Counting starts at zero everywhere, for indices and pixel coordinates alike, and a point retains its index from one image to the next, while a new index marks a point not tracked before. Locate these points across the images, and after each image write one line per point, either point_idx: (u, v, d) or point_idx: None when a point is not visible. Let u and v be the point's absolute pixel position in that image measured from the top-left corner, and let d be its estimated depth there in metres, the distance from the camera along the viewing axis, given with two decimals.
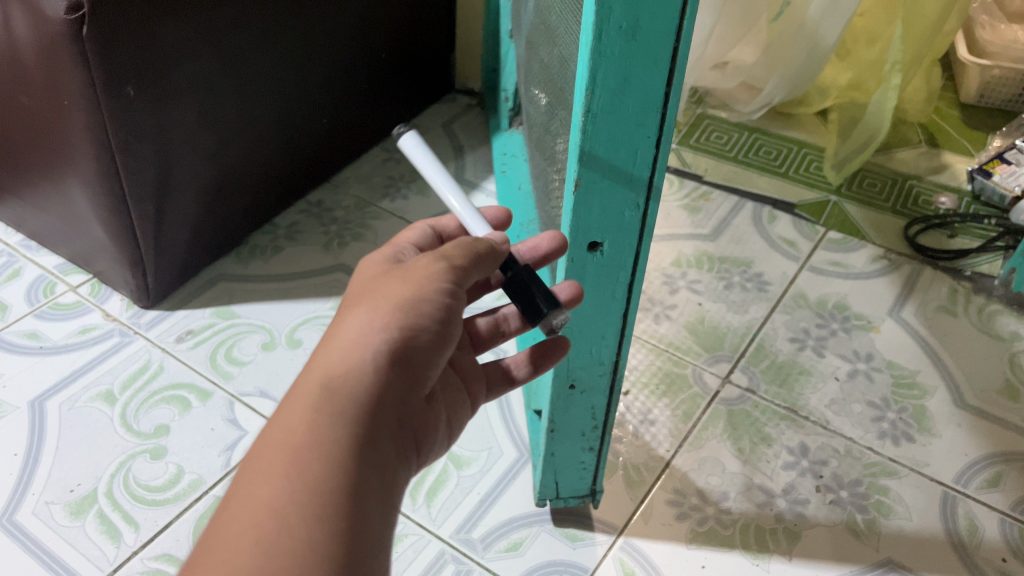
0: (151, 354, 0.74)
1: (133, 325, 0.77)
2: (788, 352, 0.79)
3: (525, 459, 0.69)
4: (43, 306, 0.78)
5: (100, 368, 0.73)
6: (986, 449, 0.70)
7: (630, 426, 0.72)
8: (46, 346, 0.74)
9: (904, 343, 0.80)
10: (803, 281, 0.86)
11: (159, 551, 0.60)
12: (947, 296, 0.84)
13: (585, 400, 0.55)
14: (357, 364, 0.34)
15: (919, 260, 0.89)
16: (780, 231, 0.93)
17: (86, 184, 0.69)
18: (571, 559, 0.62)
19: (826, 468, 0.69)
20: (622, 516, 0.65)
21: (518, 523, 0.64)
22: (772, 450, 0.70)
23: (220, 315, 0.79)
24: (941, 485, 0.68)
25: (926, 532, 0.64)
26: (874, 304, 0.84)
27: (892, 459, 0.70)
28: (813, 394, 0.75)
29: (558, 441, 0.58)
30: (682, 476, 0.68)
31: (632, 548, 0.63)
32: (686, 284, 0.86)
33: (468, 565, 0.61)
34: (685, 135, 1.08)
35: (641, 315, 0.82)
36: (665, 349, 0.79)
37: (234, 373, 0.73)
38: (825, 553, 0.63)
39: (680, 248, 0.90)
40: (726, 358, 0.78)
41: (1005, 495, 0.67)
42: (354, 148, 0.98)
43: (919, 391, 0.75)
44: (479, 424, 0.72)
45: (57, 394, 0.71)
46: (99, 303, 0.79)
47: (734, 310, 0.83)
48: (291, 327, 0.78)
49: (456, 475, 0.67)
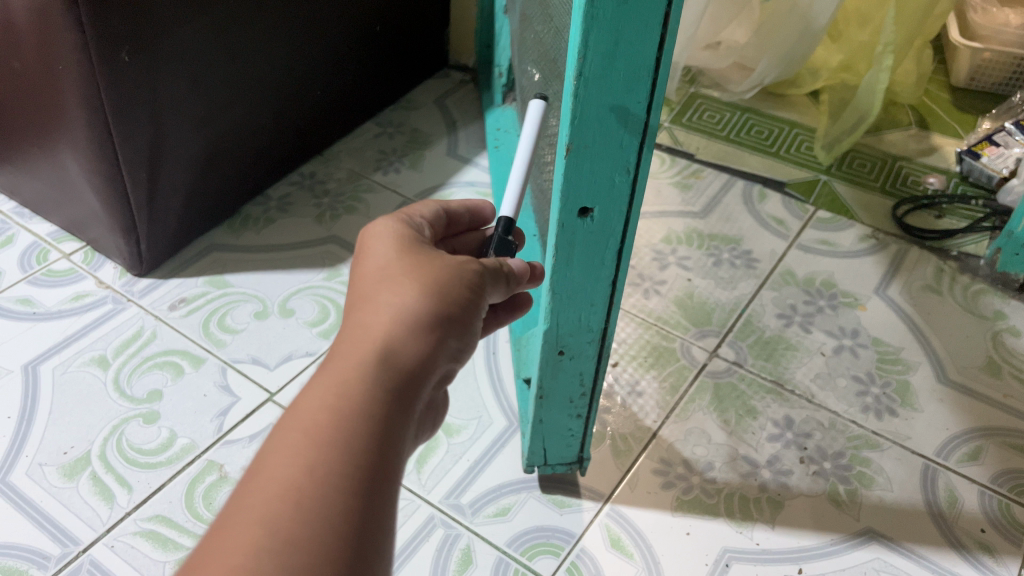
0: (144, 321, 0.75)
1: (126, 293, 0.78)
2: (775, 327, 0.80)
3: (513, 428, 0.70)
4: (36, 272, 0.79)
5: (95, 334, 0.73)
6: (967, 423, 0.72)
7: (618, 398, 0.73)
8: (39, 312, 0.75)
9: (889, 320, 0.81)
10: (792, 259, 0.87)
11: (152, 512, 0.61)
12: (933, 275, 0.85)
13: (573, 367, 0.56)
14: (392, 351, 0.32)
15: (906, 240, 0.90)
16: (770, 209, 0.93)
17: (79, 151, 0.69)
18: (558, 525, 0.63)
19: (810, 441, 0.70)
20: (608, 484, 0.66)
21: (505, 489, 0.65)
22: (757, 422, 0.71)
23: (212, 284, 0.79)
24: (922, 458, 0.69)
25: (907, 502, 0.66)
26: (860, 282, 0.85)
27: (875, 432, 0.71)
28: (799, 368, 0.76)
29: (547, 407, 0.59)
30: (668, 446, 0.69)
31: (618, 515, 0.64)
32: (675, 260, 0.87)
33: (457, 530, 0.62)
34: (677, 114, 1.09)
35: (631, 290, 0.83)
36: (654, 323, 0.80)
37: (227, 341, 0.74)
38: (808, 522, 0.64)
39: (671, 224, 0.91)
40: (714, 333, 0.79)
41: (984, 468, 0.68)
42: (348, 121, 0.99)
43: (902, 367, 0.76)
44: (469, 394, 0.72)
45: (50, 359, 0.71)
46: (92, 271, 0.79)
47: (723, 286, 0.84)
48: (283, 296, 0.79)
49: (446, 443, 0.68)
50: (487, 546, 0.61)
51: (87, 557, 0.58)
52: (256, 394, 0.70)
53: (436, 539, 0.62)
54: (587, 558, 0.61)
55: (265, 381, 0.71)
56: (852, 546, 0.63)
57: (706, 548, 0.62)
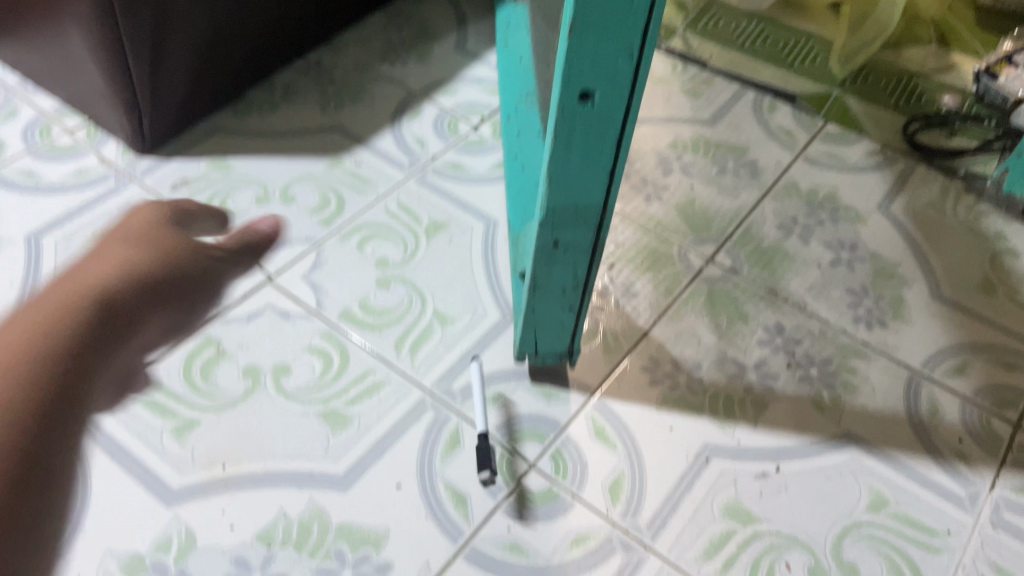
0: (146, 201, 0.75)
1: (128, 171, 0.78)
2: (774, 237, 0.80)
3: (506, 322, 0.70)
4: (39, 147, 0.79)
5: (98, 210, 0.74)
6: (955, 338, 0.72)
7: (612, 297, 0.73)
8: (42, 186, 0.76)
9: (889, 236, 0.81)
10: (797, 171, 0.87)
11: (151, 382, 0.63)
12: (938, 194, 0.85)
13: (567, 258, 0.56)
14: None
15: (915, 158, 0.89)
16: (780, 121, 0.92)
17: (82, 25, 0.68)
18: (545, 413, 0.65)
19: (798, 348, 0.71)
20: (597, 378, 0.67)
21: (497, 378, 0.67)
22: (748, 327, 0.72)
23: (215, 167, 0.80)
24: (907, 369, 0.70)
25: (888, 410, 0.67)
26: (864, 197, 0.84)
27: (863, 343, 0.72)
28: (794, 277, 0.77)
29: (539, 298, 0.60)
30: (658, 346, 0.70)
31: (604, 407, 0.65)
32: (680, 167, 0.86)
33: (447, 413, 0.64)
34: (693, 19, 1.06)
35: (633, 194, 0.83)
36: (654, 228, 0.80)
37: (228, 222, 0.75)
38: (789, 423, 0.66)
39: (678, 131, 0.90)
40: (712, 239, 0.79)
41: (968, 382, 0.69)
42: (355, 12, 0.97)
43: (898, 282, 0.77)
44: (466, 286, 0.73)
45: (53, 230, 0.72)
46: (95, 148, 0.80)
47: (725, 195, 0.84)
48: (285, 183, 0.79)
49: (441, 332, 0.69)
50: (476, 431, 0.63)
51: None
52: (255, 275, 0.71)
53: (425, 422, 0.63)
54: (571, 446, 0.63)
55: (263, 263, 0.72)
56: (831, 448, 0.64)
57: (687, 442, 0.64)
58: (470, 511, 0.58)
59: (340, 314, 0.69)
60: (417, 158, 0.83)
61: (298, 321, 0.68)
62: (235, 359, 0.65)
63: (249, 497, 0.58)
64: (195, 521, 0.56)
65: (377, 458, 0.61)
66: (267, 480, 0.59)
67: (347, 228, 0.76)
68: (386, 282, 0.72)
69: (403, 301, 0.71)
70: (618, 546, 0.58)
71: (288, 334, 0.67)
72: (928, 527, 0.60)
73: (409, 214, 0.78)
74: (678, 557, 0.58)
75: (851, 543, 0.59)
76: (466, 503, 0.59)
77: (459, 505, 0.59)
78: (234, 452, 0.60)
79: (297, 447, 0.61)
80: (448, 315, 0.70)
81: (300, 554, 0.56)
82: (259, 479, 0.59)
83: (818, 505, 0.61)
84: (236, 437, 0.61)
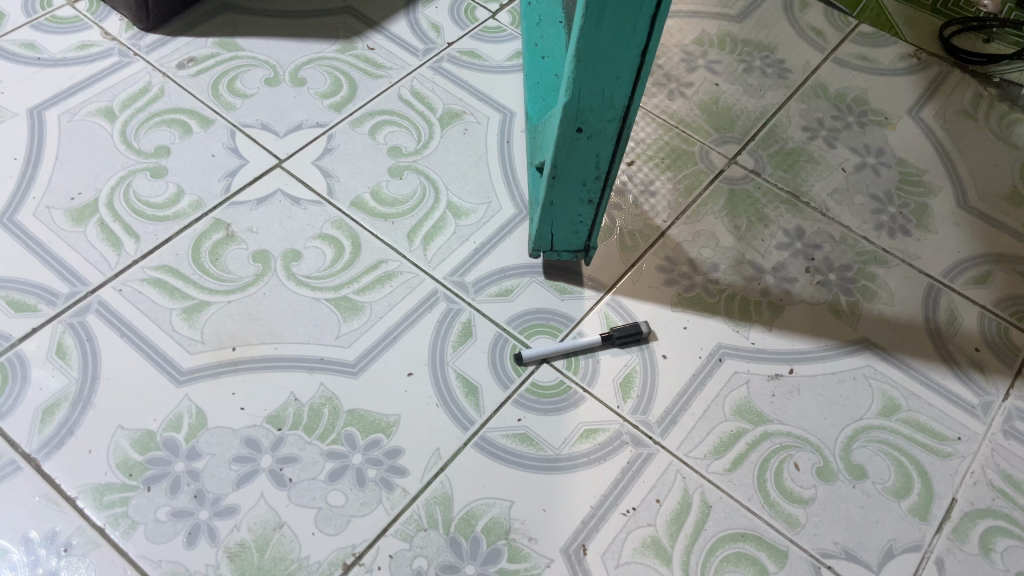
0: (151, 77, 0.73)
1: (133, 47, 0.75)
2: (799, 140, 0.78)
3: (522, 217, 0.69)
4: (40, 18, 0.76)
5: (101, 85, 0.72)
6: (979, 249, 0.71)
7: (630, 195, 0.72)
8: (44, 58, 0.73)
9: (918, 143, 0.78)
10: (826, 72, 0.83)
11: (158, 262, 0.62)
12: (971, 101, 0.82)
13: (590, 147, 0.54)
14: None
15: (949, 63, 0.85)
16: (811, 19, 0.88)
17: None
18: (558, 309, 0.64)
19: (818, 252, 0.70)
20: (613, 276, 0.66)
21: (511, 272, 0.65)
22: (767, 230, 0.71)
23: (222, 46, 0.77)
24: (928, 278, 0.69)
25: (906, 317, 0.66)
26: (894, 101, 0.81)
27: (884, 250, 0.70)
28: (817, 182, 0.75)
29: (558, 188, 0.58)
30: (675, 246, 0.69)
31: (618, 305, 0.64)
32: (705, 64, 0.83)
33: (459, 305, 0.63)
34: None
35: (655, 90, 0.80)
36: (675, 126, 0.77)
37: (237, 104, 0.72)
38: (804, 327, 0.65)
39: (704, 27, 0.87)
40: (735, 140, 0.77)
41: (989, 292, 0.68)
42: None
43: (923, 190, 0.75)
44: (480, 179, 0.71)
45: (56, 106, 0.70)
46: (97, 21, 0.77)
47: (751, 95, 0.81)
48: (295, 65, 0.76)
49: (454, 224, 0.67)
50: (489, 324, 0.62)
51: (95, 298, 0.60)
52: (264, 159, 0.69)
53: (437, 313, 0.62)
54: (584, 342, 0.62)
55: (273, 146, 0.70)
56: (846, 353, 0.64)
57: (701, 342, 0.63)
58: (481, 401, 0.58)
59: (352, 202, 0.68)
60: (432, 45, 0.80)
61: (309, 207, 0.67)
62: (245, 244, 0.64)
63: (259, 379, 0.58)
64: (205, 401, 0.56)
65: (388, 346, 0.60)
66: (278, 364, 0.58)
67: (359, 115, 0.73)
68: (399, 171, 0.70)
69: (416, 192, 0.69)
70: (629, 441, 0.58)
71: (298, 219, 0.66)
72: (938, 433, 0.60)
73: (423, 103, 0.75)
74: (687, 454, 0.58)
75: (860, 446, 0.59)
76: (478, 394, 0.59)
77: (470, 395, 0.58)
78: (244, 335, 0.59)
79: (308, 332, 0.60)
80: (462, 207, 0.69)
81: (310, 438, 0.56)
82: (270, 362, 0.58)
83: (829, 408, 0.61)
84: (246, 320, 0.60)
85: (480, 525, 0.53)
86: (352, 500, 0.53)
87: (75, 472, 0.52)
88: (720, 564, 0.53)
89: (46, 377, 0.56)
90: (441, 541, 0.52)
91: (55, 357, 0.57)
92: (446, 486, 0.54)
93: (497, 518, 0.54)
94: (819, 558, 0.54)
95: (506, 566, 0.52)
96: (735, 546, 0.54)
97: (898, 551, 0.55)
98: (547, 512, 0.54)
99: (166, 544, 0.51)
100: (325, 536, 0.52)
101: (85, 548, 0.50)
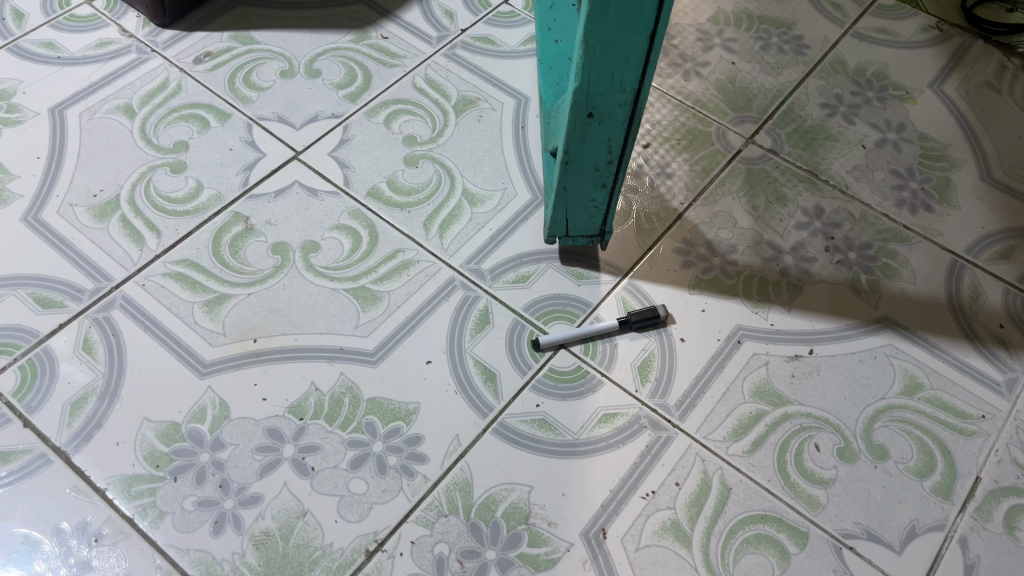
0: (168, 73, 0.74)
1: (150, 44, 0.76)
2: (817, 117, 0.77)
3: (538, 203, 0.69)
4: (59, 17, 0.78)
5: (120, 83, 0.73)
6: (1003, 223, 0.70)
7: (646, 177, 0.71)
8: (63, 57, 0.75)
9: (940, 116, 0.77)
10: (844, 48, 0.82)
11: (180, 257, 0.63)
12: (994, 72, 0.81)
13: (601, 132, 0.53)
14: None
15: (971, 34, 0.84)
16: None
17: None
18: (574, 295, 0.64)
19: (838, 231, 0.69)
20: (630, 260, 0.66)
21: (527, 259, 0.65)
22: (786, 210, 0.70)
23: (237, 39, 0.77)
24: (950, 254, 0.68)
25: (928, 295, 0.65)
26: (915, 75, 0.80)
27: (906, 227, 0.69)
28: (836, 159, 0.74)
29: (571, 174, 0.57)
30: (692, 228, 0.68)
31: (635, 289, 0.64)
32: (721, 42, 0.82)
33: (476, 293, 0.63)
34: None
35: (671, 71, 0.80)
36: (691, 107, 0.77)
37: (253, 97, 0.73)
38: (824, 307, 0.64)
39: (719, 5, 0.86)
40: (752, 119, 0.76)
41: (1013, 267, 0.67)
42: None
43: (946, 164, 0.73)
44: (495, 165, 0.71)
45: (77, 104, 0.72)
46: (115, 19, 0.78)
47: (768, 73, 0.80)
48: (310, 57, 0.77)
49: (470, 211, 0.68)
50: (505, 311, 0.62)
51: (119, 295, 0.61)
52: (281, 152, 0.70)
53: (454, 301, 0.63)
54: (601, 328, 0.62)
55: (289, 139, 0.71)
56: (866, 333, 0.63)
57: (720, 324, 0.63)
58: (499, 388, 0.59)
59: (369, 192, 0.68)
60: (446, 32, 0.80)
61: (326, 198, 0.67)
62: (264, 236, 0.65)
63: (280, 371, 0.58)
64: (227, 393, 0.57)
65: (407, 335, 0.61)
66: (299, 354, 0.59)
67: (374, 105, 0.74)
68: (414, 160, 0.70)
69: (432, 180, 0.69)
70: (647, 424, 0.58)
71: (315, 212, 0.67)
72: (961, 411, 0.60)
73: (437, 91, 0.75)
74: (706, 437, 0.58)
75: (882, 425, 0.59)
76: (496, 381, 0.59)
77: (488, 382, 0.59)
78: (264, 327, 0.60)
79: (327, 323, 0.61)
80: (477, 195, 0.69)
81: (331, 427, 0.56)
82: (290, 353, 0.59)
83: (849, 388, 0.60)
84: (267, 313, 0.61)
85: (500, 511, 0.54)
86: (373, 487, 0.54)
87: (104, 464, 0.54)
88: (740, 546, 0.53)
89: (74, 372, 0.57)
90: (461, 527, 0.53)
91: (82, 353, 0.58)
92: (466, 472, 0.55)
93: (517, 503, 0.54)
94: (840, 539, 0.54)
95: (526, 550, 0.52)
96: (756, 528, 0.54)
97: (921, 530, 0.55)
98: (566, 496, 0.55)
99: (193, 533, 0.52)
100: (348, 523, 0.53)
101: (115, 538, 0.51)
